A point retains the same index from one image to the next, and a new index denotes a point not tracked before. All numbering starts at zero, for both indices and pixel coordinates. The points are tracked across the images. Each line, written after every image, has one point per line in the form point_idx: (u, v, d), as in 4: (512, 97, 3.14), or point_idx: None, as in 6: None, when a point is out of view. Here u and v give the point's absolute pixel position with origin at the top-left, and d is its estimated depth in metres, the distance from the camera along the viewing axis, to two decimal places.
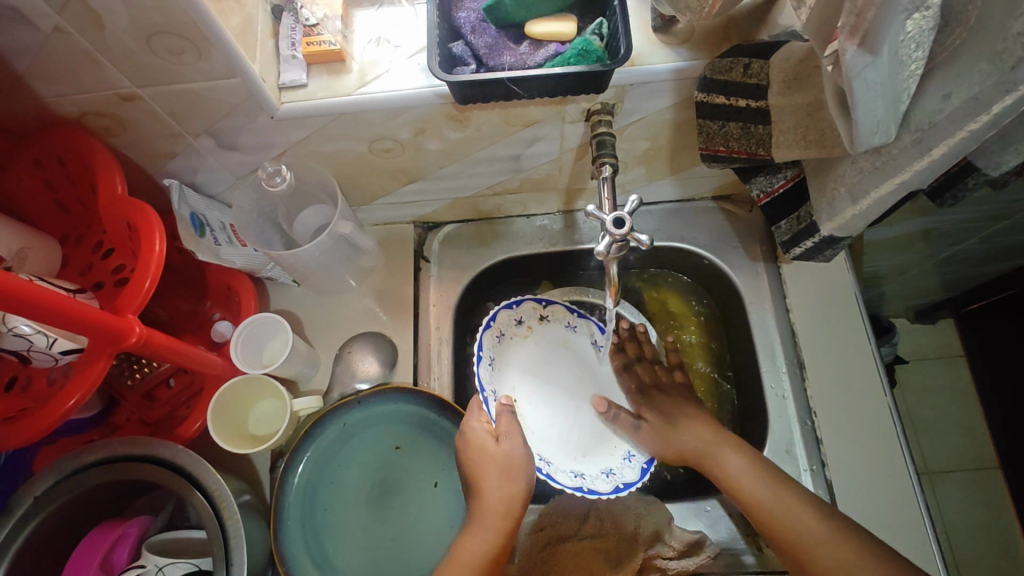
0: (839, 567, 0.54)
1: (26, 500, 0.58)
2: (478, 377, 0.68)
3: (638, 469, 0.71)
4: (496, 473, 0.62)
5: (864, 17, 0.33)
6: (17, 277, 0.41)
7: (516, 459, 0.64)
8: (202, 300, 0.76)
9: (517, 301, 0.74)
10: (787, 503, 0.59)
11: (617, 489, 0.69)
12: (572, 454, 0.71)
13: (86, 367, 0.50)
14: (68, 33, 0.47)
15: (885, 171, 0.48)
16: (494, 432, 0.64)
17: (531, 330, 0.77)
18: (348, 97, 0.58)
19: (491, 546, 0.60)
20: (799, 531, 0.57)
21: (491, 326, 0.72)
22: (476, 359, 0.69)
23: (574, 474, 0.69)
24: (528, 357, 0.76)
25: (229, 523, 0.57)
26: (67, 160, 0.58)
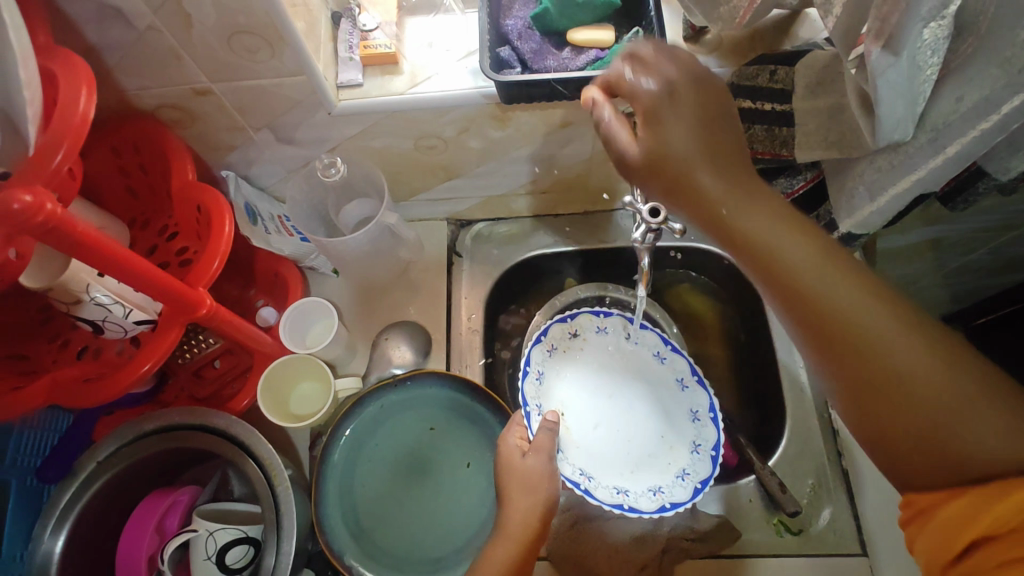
0: (988, 458, 0.38)
1: (89, 464, 0.62)
2: (519, 392, 0.73)
3: (691, 488, 0.69)
4: (517, 485, 0.63)
5: (889, 21, 0.37)
6: (112, 240, 0.44)
7: (541, 474, 0.64)
8: (248, 286, 0.81)
9: (570, 315, 0.78)
10: (919, 325, 0.41)
11: (663, 508, 0.68)
12: (620, 471, 0.72)
13: (160, 336, 0.54)
14: (159, 31, 0.52)
15: (901, 170, 0.52)
16: (524, 448, 0.67)
17: (587, 341, 0.79)
18: (400, 96, 0.63)
19: (515, 553, 0.59)
20: (944, 425, 0.39)
21: (540, 341, 0.76)
22: (521, 374, 0.74)
23: (617, 491, 0.70)
24: (585, 373, 0.78)
25: (279, 490, 0.61)
26: (143, 149, 0.63)
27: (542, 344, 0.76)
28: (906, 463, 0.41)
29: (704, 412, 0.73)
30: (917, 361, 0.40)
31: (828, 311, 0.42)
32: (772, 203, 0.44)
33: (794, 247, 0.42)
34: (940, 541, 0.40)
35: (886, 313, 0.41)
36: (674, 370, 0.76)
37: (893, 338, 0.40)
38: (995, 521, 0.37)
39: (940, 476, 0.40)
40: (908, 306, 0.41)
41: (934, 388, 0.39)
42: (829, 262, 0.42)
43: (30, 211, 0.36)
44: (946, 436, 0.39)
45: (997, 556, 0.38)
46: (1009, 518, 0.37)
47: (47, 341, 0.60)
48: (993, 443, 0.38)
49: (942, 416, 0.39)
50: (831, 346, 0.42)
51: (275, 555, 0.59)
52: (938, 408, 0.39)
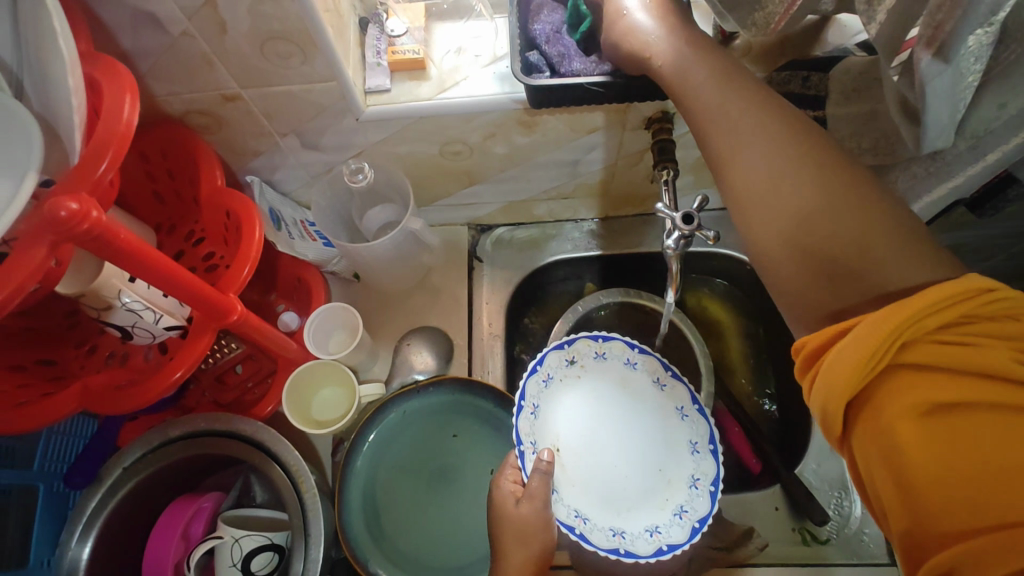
0: (868, 282, 0.39)
1: (115, 470, 0.62)
2: (515, 430, 0.70)
3: (688, 528, 0.68)
4: (512, 537, 0.61)
5: (942, 29, 0.37)
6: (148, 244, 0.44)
7: (535, 524, 0.62)
8: (268, 292, 0.81)
9: (566, 342, 0.76)
10: (806, 162, 0.43)
11: (660, 551, 0.67)
12: (614, 510, 0.71)
13: (192, 342, 0.54)
14: (193, 37, 0.52)
15: (938, 176, 0.52)
16: (519, 495, 0.64)
17: (582, 369, 0.78)
18: (427, 101, 0.63)
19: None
20: (795, 191, 0.42)
21: (537, 371, 0.74)
22: (515, 410, 0.71)
23: (613, 533, 0.69)
24: (578, 402, 0.77)
25: (306, 496, 0.61)
26: (170, 154, 0.63)
27: (537, 377, 0.73)
28: (809, 292, 0.42)
29: (703, 445, 0.72)
30: (817, 186, 0.41)
31: (737, 143, 0.45)
32: (715, 62, 0.49)
33: (741, 116, 0.46)
34: (841, 374, 0.36)
35: (774, 154, 0.44)
36: (674, 399, 0.76)
37: (772, 160, 0.43)
38: (901, 321, 0.34)
39: (847, 308, 0.40)
40: (823, 149, 0.43)
41: (835, 212, 0.40)
42: (752, 106, 0.46)
43: (74, 220, 0.35)
44: (847, 261, 0.39)
45: (907, 401, 0.34)
46: (910, 326, 0.34)
47: (73, 346, 0.60)
48: (868, 266, 0.39)
49: (839, 240, 0.40)
50: (737, 170, 0.45)
51: (303, 561, 0.59)
52: (838, 231, 0.40)
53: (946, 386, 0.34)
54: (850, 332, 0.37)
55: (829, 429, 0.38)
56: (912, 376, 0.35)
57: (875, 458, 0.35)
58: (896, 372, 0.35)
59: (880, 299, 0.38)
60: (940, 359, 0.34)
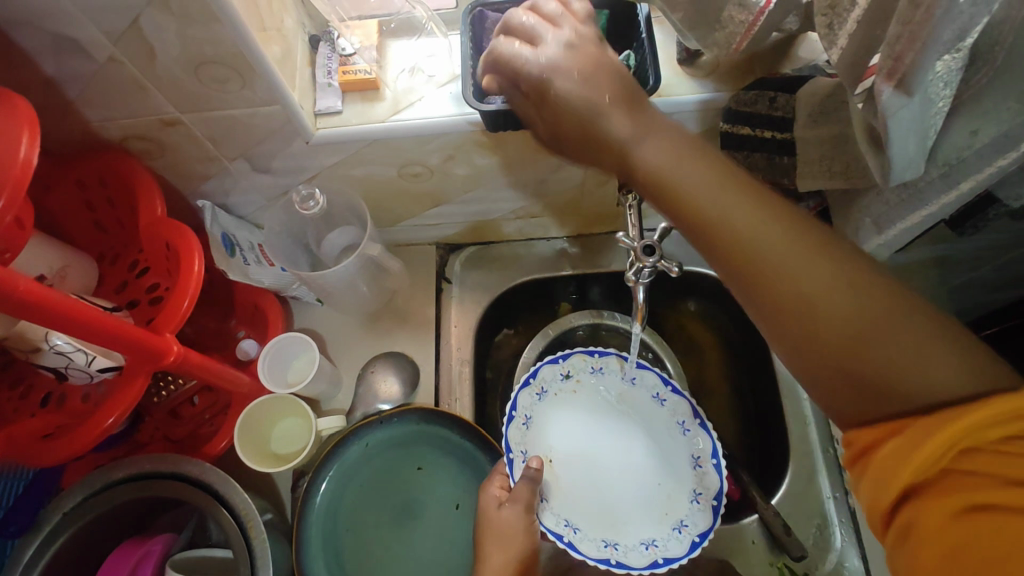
0: (913, 390, 0.36)
1: (54, 516, 0.59)
2: (505, 438, 0.70)
3: (686, 542, 0.65)
4: (492, 540, 0.60)
5: (902, 61, 0.34)
6: (51, 289, 0.41)
7: (516, 527, 0.61)
8: (228, 318, 0.78)
9: (561, 355, 0.75)
10: (825, 258, 0.39)
11: (655, 564, 0.64)
12: (608, 522, 0.68)
13: (126, 385, 0.52)
14: (121, 62, 0.49)
15: (911, 204, 0.50)
16: (502, 499, 0.64)
17: (579, 384, 0.76)
18: (380, 123, 0.60)
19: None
20: (827, 300, 0.38)
21: (530, 384, 0.73)
22: (505, 420, 0.71)
23: (605, 544, 0.66)
24: (577, 417, 0.75)
25: (256, 542, 0.58)
26: (110, 182, 0.60)
27: (530, 389, 0.73)
28: (851, 403, 0.39)
29: (707, 459, 0.70)
30: (848, 289, 0.38)
31: (763, 244, 0.40)
32: (673, 135, 0.43)
33: (759, 229, 0.40)
34: (900, 466, 0.36)
35: (788, 253, 0.39)
36: (674, 414, 0.73)
37: (791, 268, 0.39)
38: (957, 427, 0.34)
39: (893, 421, 0.37)
40: (827, 233, 0.40)
41: (865, 323, 0.37)
42: (739, 184, 0.42)
43: None
44: (884, 374, 0.37)
45: (954, 502, 0.34)
46: (965, 433, 0.34)
47: (8, 386, 0.57)
48: (918, 373, 0.36)
49: (881, 361, 0.37)
50: (757, 276, 0.40)
51: None
52: (878, 345, 0.37)
53: (998, 495, 0.33)
54: (907, 422, 0.36)
55: (874, 513, 0.38)
56: (968, 479, 0.34)
57: (916, 550, 0.35)
58: (947, 476, 0.35)
59: (920, 411, 0.36)
60: (997, 469, 0.33)
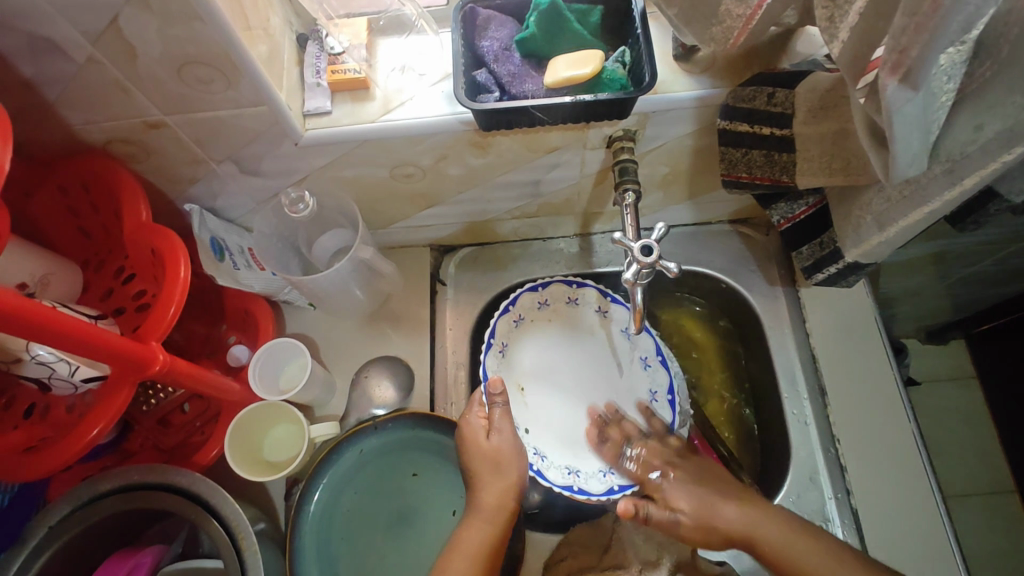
0: None
1: (39, 530, 0.57)
2: (485, 364, 0.72)
3: None
4: (485, 465, 0.64)
5: (908, 53, 0.33)
6: (28, 300, 0.39)
7: (504, 452, 0.65)
8: (218, 323, 0.77)
9: (542, 284, 0.77)
10: (807, 539, 0.58)
11: (611, 491, 0.71)
12: (571, 450, 0.74)
13: (109, 397, 0.50)
14: (100, 63, 0.48)
15: (914, 200, 0.49)
16: (488, 425, 0.66)
17: (555, 311, 0.79)
18: (371, 124, 0.58)
19: (495, 533, 0.62)
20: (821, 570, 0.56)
21: (510, 310, 0.76)
22: (485, 346, 0.74)
23: (568, 472, 0.72)
24: (545, 342, 0.79)
25: (246, 554, 0.56)
26: (92, 187, 0.59)
27: (509, 316, 0.76)
28: None
29: (662, 394, 0.76)
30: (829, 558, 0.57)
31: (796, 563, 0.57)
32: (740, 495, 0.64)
33: (720, 508, 0.63)
34: None
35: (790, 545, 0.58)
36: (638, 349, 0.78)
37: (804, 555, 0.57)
38: None
39: None
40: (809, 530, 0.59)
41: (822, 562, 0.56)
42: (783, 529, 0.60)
43: None
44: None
45: None
46: None
47: None
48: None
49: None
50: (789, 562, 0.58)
51: None
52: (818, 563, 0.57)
53: None
54: None
55: None
56: None
57: None
58: None
59: None
60: None
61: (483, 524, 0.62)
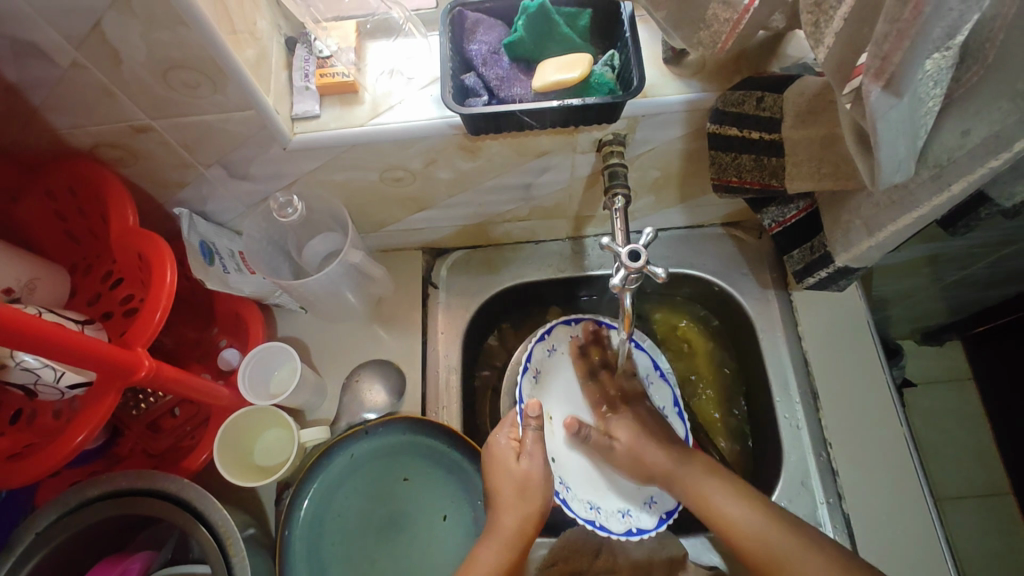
0: None
1: (26, 537, 0.57)
2: (518, 388, 0.72)
3: (656, 517, 0.70)
4: (511, 490, 0.64)
5: (892, 59, 0.33)
6: (8, 306, 0.39)
7: (534, 475, 0.66)
8: (208, 327, 0.76)
9: (575, 318, 0.77)
10: (775, 523, 0.60)
11: (629, 532, 0.69)
12: (596, 487, 0.73)
13: (95, 403, 0.50)
14: (85, 67, 0.47)
15: (902, 205, 0.48)
16: (518, 450, 0.67)
17: (586, 349, 0.78)
18: (359, 127, 0.58)
19: (509, 555, 0.62)
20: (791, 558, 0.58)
21: (544, 339, 0.76)
22: (521, 370, 0.73)
23: (591, 507, 0.71)
24: (578, 378, 0.78)
25: (235, 560, 0.56)
26: (79, 191, 0.58)
27: (543, 344, 0.75)
28: None
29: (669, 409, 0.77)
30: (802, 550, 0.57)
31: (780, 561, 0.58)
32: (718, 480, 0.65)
33: (714, 489, 0.64)
34: None
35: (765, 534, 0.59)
36: (659, 396, 0.78)
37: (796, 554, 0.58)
38: None
39: None
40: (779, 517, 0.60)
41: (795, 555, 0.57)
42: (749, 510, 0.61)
43: None
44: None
45: None
46: None
47: None
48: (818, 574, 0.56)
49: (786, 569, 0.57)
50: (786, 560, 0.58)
51: None
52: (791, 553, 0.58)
53: None
54: None
55: None
56: None
57: None
58: None
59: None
60: None
61: (497, 546, 0.62)
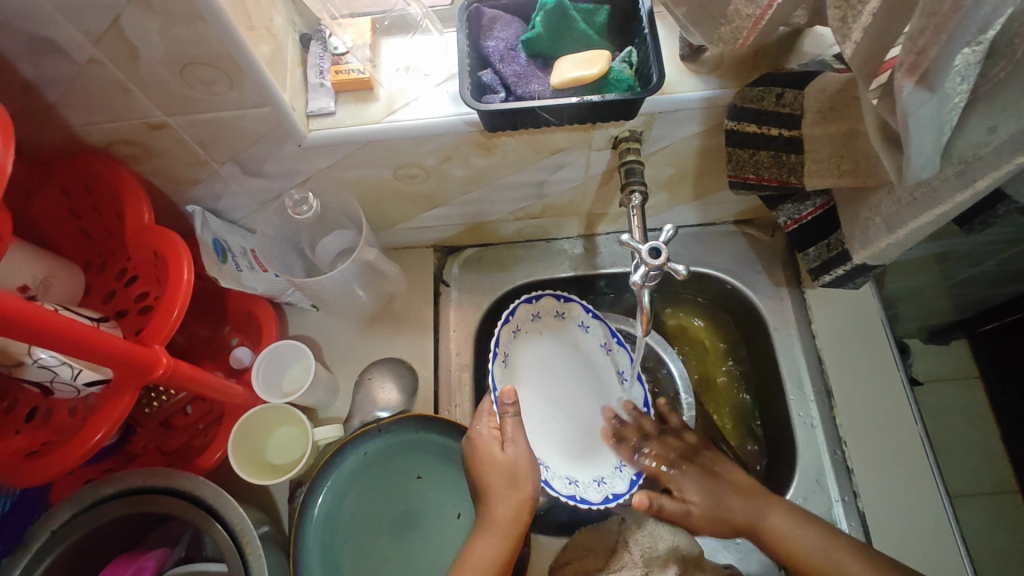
0: None
1: (42, 534, 0.56)
2: (491, 375, 0.68)
3: (628, 479, 0.73)
4: (501, 479, 0.62)
5: (926, 55, 0.32)
6: (29, 303, 0.39)
7: (521, 462, 0.64)
8: (220, 325, 0.76)
9: (536, 296, 0.74)
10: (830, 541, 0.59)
11: (606, 499, 0.70)
12: (566, 459, 0.73)
13: (112, 400, 0.50)
14: (102, 64, 0.47)
15: (925, 202, 0.48)
16: (500, 437, 0.65)
17: (545, 324, 0.77)
18: (375, 124, 0.58)
19: (506, 547, 0.60)
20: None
21: (509, 321, 0.72)
22: (490, 357, 0.69)
23: (568, 481, 0.70)
24: (538, 355, 0.76)
25: (251, 558, 0.56)
26: (94, 188, 0.58)
27: (508, 326, 0.72)
28: None
29: (638, 407, 0.77)
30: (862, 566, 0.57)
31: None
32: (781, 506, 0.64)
33: (771, 517, 0.63)
34: None
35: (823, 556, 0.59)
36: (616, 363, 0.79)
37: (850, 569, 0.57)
38: None
39: None
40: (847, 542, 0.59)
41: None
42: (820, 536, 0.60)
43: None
44: None
45: None
46: None
47: None
48: None
49: None
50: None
51: None
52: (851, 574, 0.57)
53: None
54: None
55: None
56: None
57: None
58: None
59: None
60: None
61: (497, 538, 0.61)
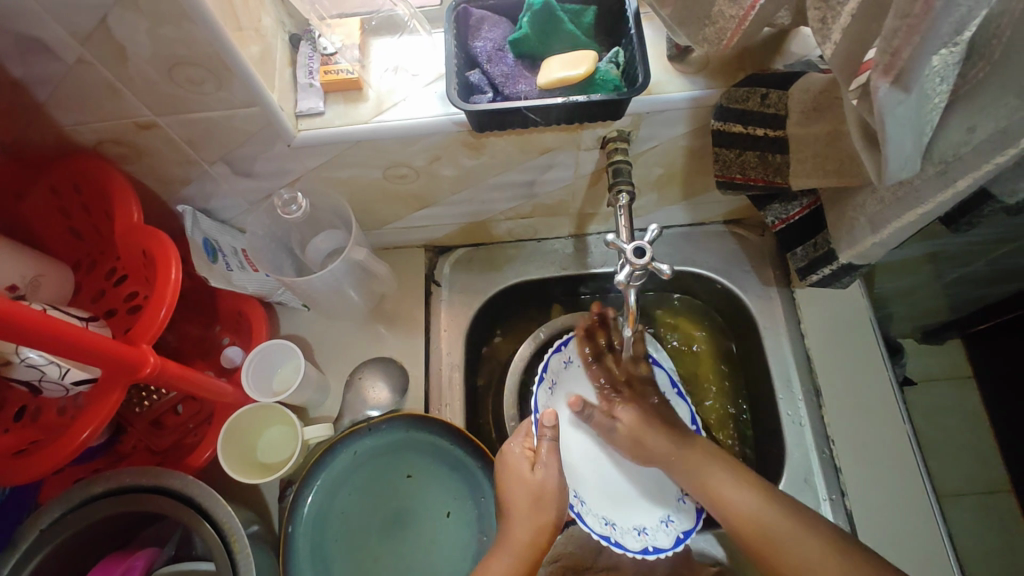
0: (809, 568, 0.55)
1: (31, 533, 0.57)
2: (533, 399, 0.70)
3: (672, 536, 0.67)
4: (524, 495, 0.62)
5: (900, 55, 0.33)
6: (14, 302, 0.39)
7: (549, 487, 0.63)
8: (211, 325, 0.76)
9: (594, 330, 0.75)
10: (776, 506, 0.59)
11: (646, 550, 0.66)
12: (609, 502, 0.71)
13: (100, 399, 0.50)
14: (90, 64, 0.47)
15: (908, 202, 0.48)
16: (533, 458, 0.65)
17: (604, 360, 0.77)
18: (363, 124, 0.58)
19: (518, 567, 0.59)
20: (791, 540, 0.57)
21: (561, 350, 0.74)
22: (536, 380, 0.71)
23: (605, 522, 0.68)
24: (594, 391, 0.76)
25: (239, 557, 0.56)
26: (84, 188, 0.58)
27: (560, 355, 0.73)
28: None
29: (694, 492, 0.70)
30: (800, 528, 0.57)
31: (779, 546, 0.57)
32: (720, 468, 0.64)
33: (715, 477, 0.63)
34: None
35: (765, 518, 0.59)
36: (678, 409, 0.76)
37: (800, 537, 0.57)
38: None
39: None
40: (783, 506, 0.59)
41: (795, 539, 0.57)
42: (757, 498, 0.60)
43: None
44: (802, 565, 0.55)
45: None
46: None
47: None
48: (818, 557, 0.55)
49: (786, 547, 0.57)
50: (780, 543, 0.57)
51: None
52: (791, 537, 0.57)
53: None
54: None
55: None
56: None
57: None
58: None
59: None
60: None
61: (513, 558, 0.60)
